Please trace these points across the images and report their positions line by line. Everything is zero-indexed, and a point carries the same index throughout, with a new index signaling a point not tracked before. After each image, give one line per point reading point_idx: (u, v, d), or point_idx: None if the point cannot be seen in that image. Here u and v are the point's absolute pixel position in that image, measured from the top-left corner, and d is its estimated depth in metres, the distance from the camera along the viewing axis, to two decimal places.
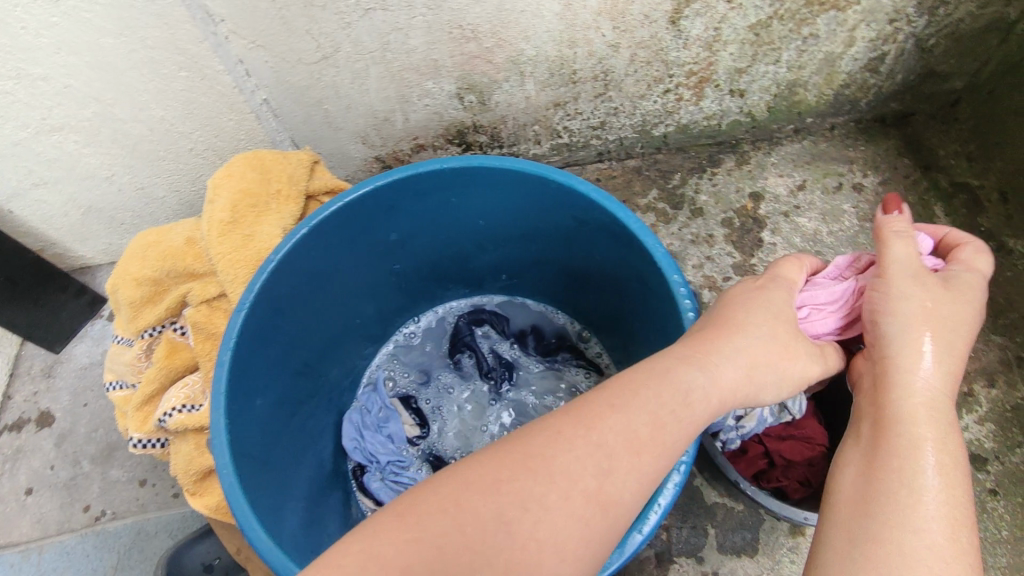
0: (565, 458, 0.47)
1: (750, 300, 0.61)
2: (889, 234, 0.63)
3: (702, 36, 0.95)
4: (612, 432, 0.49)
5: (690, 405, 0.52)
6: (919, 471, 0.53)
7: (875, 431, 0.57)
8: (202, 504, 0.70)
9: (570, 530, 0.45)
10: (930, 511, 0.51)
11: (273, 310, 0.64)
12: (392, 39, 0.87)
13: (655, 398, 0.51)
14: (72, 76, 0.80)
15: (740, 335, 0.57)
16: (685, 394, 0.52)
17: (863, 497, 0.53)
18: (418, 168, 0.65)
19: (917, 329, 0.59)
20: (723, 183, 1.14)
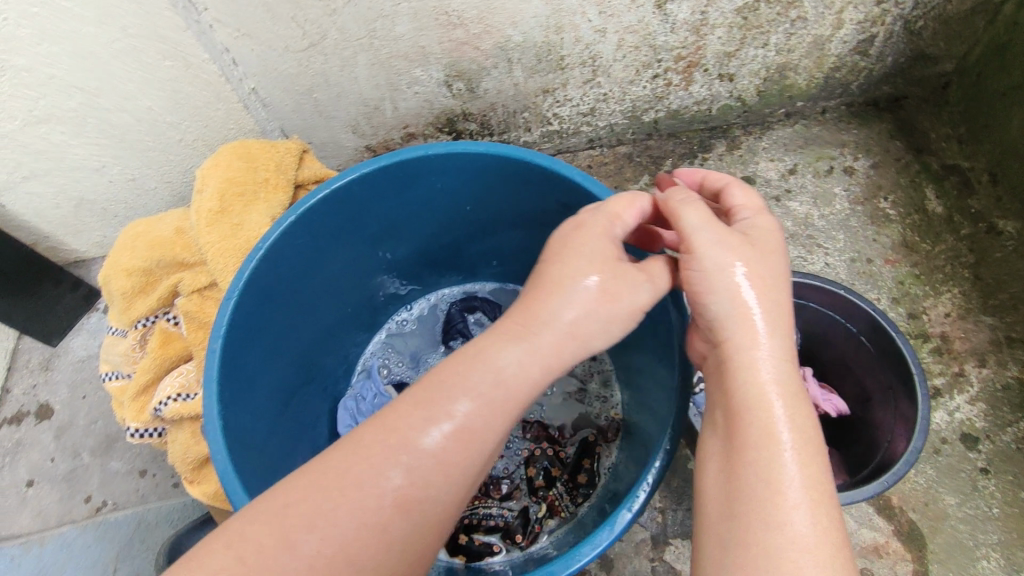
0: (396, 448, 0.49)
1: (575, 239, 0.57)
2: (676, 205, 0.58)
3: (689, 20, 0.94)
4: (457, 419, 0.51)
5: (508, 378, 0.52)
6: (781, 462, 0.50)
7: (727, 419, 0.54)
8: (200, 491, 0.72)
9: (398, 526, 0.48)
10: (793, 501, 0.48)
11: (263, 296, 0.65)
12: (378, 26, 0.86)
13: (471, 379, 0.52)
14: (53, 65, 0.78)
15: (557, 301, 0.54)
16: (491, 365, 0.53)
17: (727, 499, 0.51)
18: (404, 155, 0.65)
19: (742, 300, 0.55)
20: (714, 168, 1.15)
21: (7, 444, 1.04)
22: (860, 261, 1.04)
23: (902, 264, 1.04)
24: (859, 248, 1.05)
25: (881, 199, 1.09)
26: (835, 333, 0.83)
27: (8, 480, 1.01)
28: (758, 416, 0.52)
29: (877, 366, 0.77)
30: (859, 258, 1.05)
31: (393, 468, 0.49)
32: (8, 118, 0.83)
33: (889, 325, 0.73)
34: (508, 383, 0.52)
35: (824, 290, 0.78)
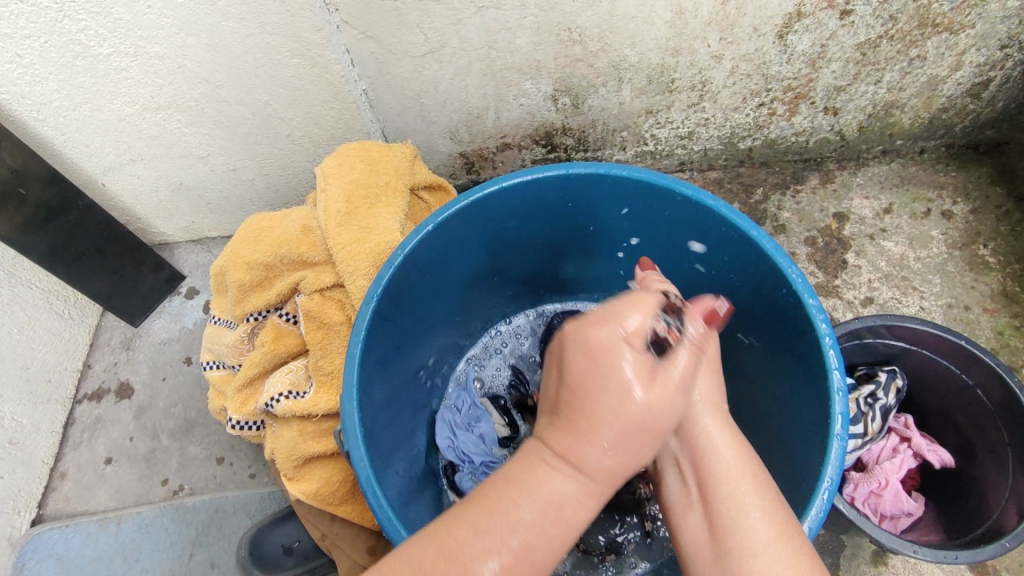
0: (482, 545, 0.45)
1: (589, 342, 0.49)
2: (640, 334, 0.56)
3: (807, 52, 0.94)
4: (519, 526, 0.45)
5: (563, 513, 0.46)
6: (739, 492, 0.52)
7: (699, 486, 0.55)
8: (300, 489, 0.73)
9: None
10: (750, 505, 0.51)
11: (397, 296, 0.69)
12: (499, 38, 0.86)
13: (526, 504, 0.46)
14: (186, 57, 0.80)
15: (599, 436, 0.46)
16: (553, 497, 0.46)
17: (709, 544, 0.51)
18: (545, 173, 0.71)
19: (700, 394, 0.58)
20: (807, 201, 1.11)
21: (86, 418, 1.06)
22: (956, 307, 1.02)
23: (1001, 314, 1.01)
24: (955, 294, 1.03)
25: (979, 246, 1.06)
26: (943, 383, 0.82)
27: (88, 454, 1.03)
28: (714, 470, 0.54)
29: (995, 423, 0.76)
30: (955, 304, 1.02)
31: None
32: (131, 103, 0.85)
33: (1014, 383, 0.72)
34: (569, 519, 0.46)
35: (942, 338, 0.77)
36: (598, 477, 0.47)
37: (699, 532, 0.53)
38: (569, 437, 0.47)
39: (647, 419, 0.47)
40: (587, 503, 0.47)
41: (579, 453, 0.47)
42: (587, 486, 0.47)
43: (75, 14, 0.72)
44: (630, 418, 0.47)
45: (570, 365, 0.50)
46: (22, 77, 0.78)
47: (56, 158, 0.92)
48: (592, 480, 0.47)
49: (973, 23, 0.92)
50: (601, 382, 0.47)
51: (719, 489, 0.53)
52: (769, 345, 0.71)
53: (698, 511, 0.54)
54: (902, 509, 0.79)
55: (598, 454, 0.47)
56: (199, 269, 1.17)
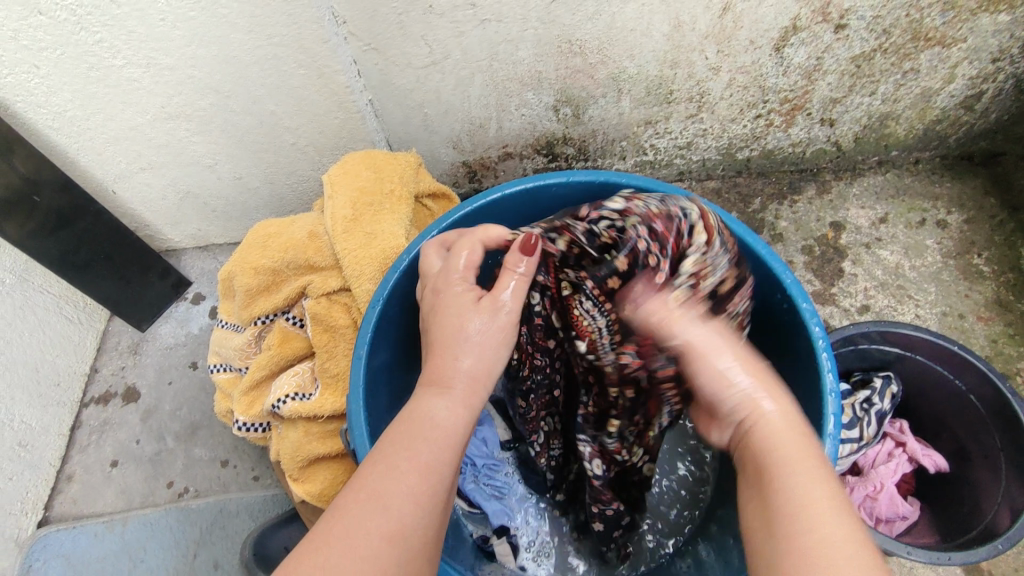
0: (388, 487, 0.46)
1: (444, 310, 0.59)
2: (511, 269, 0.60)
3: (803, 64, 0.96)
4: (413, 463, 0.48)
5: (437, 421, 0.52)
6: (803, 479, 0.45)
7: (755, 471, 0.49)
8: (304, 490, 0.74)
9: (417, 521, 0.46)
10: (822, 475, 0.46)
11: (401, 300, 0.71)
12: (502, 50, 0.88)
13: (415, 437, 0.50)
14: (198, 67, 0.82)
15: (455, 353, 0.56)
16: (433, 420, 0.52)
17: (771, 530, 0.44)
18: (546, 181, 0.73)
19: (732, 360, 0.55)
20: (804, 210, 1.13)
21: (93, 422, 1.07)
22: (951, 315, 1.03)
23: (995, 322, 1.03)
24: (950, 302, 1.04)
25: (974, 255, 1.08)
26: (936, 389, 0.83)
27: (94, 456, 1.04)
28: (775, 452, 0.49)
29: (989, 429, 0.78)
30: (950, 312, 1.04)
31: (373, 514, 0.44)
32: (143, 112, 0.88)
33: (1006, 389, 0.74)
34: (445, 428, 0.51)
35: (936, 345, 0.78)
36: (459, 384, 0.55)
37: (758, 521, 0.46)
38: (431, 364, 0.56)
39: (489, 344, 0.57)
40: (460, 414, 0.53)
41: (442, 374, 0.55)
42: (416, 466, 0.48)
43: (92, 26, 0.75)
44: (457, 358, 0.56)
45: (437, 312, 0.60)
46: (39, 87, 0.80)
47: (68, 165, 0.94)
48: (455, 394, 0.54)
49: (965, 37, 0.94)
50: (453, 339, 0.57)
51: (781, 472, 0.47)
52: (765, 349, 0.72)
53: (759, 491, 0.47)
54: (897, 512, 0.80)
55: (459, 363, 0.56)
56: (205, 275, 1.18)
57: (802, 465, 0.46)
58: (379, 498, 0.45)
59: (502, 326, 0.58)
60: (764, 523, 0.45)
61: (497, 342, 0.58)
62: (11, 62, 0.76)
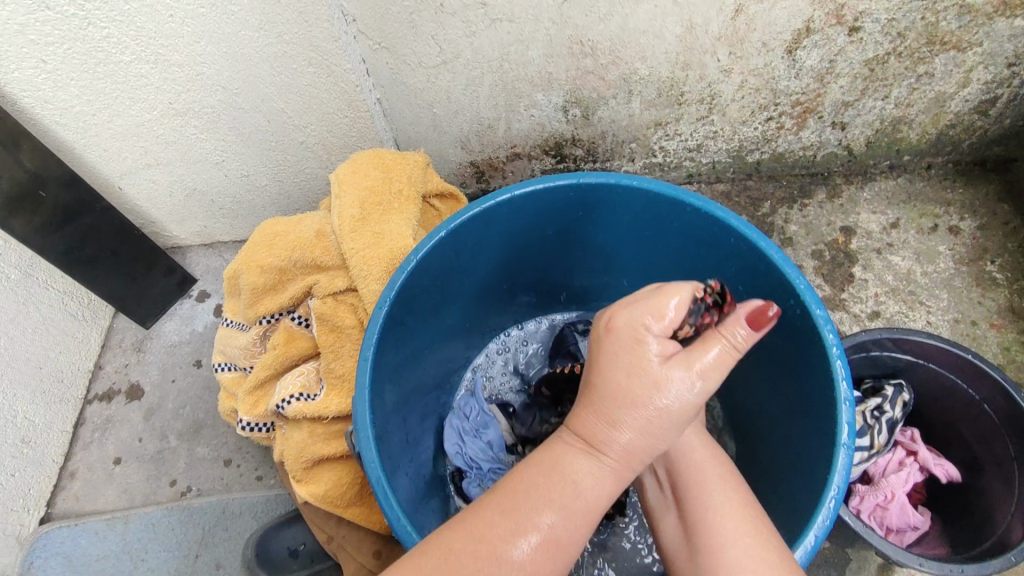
0: (500, 551, 0.46)
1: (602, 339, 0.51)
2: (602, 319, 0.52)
3: (816, 67, 0.95)
4: (537, 527, 0.47)
5: (587, 494, 0.48)
6: (722, 534, 0.54)
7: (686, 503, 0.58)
8: (308, 491, 0.73)
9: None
10: (734, 536, 0.53)
11: (409, 301, 0.70)
12: (512, 50, 0.88)
13: (552, 498, 0.48)
14: (206, 64, 0.82)
15: (619, 421, 0.48)
16: (567, 471, 0.49)
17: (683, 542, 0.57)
18: (556, 181, 0.72)
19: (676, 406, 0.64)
20: (814, 215, 1.12)
21: (97, 419, 1.07)
22: (963, 322, 1.02)
23: (1008, 330, 1.01)
24: (962, 309, 1.03)
25: (986, 262, 1.07)
26: (949, 398, 0.82)
27: (97, 454, 1.04)
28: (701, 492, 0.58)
29: (1002, 439, 0.76)
30: (962, 319, 1.03)
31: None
32: (151, 108, 0.87)
33: (1021, 398, 0.73)
34: (590, 499, 0.48)
35: (950, 353, 0.77)
36: (614, 451, 0.48)
37: (674, 533, 0.59)
38: (590, 417, 0.49)
39: (663, 413, 0.47)
40: (609, 485, 0.48)
41: (598, 436, 0.49)
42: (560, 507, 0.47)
43: (100, 22, 0.74)
44: (626, 418, 0.47)
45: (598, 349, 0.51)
46: (46, 83, 0.80)
47: (74, 161, 0.93)
48: (610, 463, 0.48)
49: (981, 41, 0.93)
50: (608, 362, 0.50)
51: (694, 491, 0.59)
52: (777, 356, 0.71)
53: (700, 531, 0.55)
54: (908, 522, 0.79)
55: (619, 430, 0.48)
56: (210, 273, 1.18)
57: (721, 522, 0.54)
58: (490, 573, 0.45)
59: (682, 410, 0.47)
60: (681, 546, 0.57)
61: (682, 404, 0.47)
62: (18, 58, 0.75)
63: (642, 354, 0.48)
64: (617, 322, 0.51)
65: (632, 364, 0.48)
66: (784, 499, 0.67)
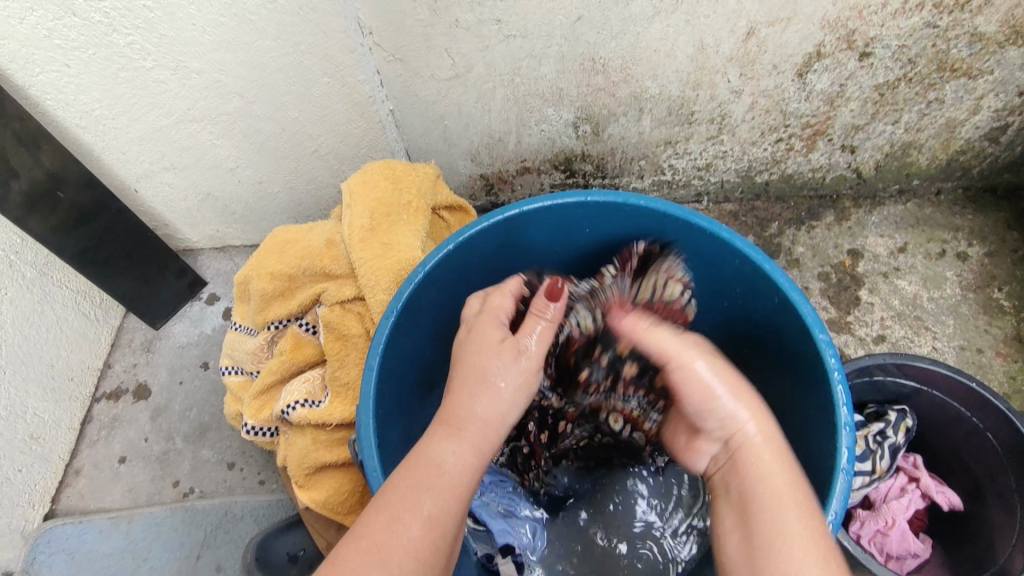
0: (390, 541, 0.49)
1: (486, 342, 0.63)
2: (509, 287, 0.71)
3: (826, 90, 0.96)
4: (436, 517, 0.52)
5: (451, 470, 0.54)
6: (783, 522, 0.51)
7: (739, 496, 0.55)
8: (309, 497, 0.74)
9: (436, 544, 0.51)
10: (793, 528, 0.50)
11: (415, 312, 0.71)
12: (524, 66, 0.89)
13: (423, 478, 0.53)
14: (224, 72, 0.83)
15: (485, 396, 0.59)
16: (438, 462, 0.54)
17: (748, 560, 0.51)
18: (564, 198, 0.73)
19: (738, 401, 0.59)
20: (821, 237, 1.12)
21: (103, 417, 1.08)
22: (969, 349, 1.02)
23: (1014, 358, 1.01)
24: (968, 337, 1.03)
25: (994, 289, 1.06)
26: (953, 425, 0.81)
27: (103, 452, 1.05)
28: (758, 497, 0.53)
29: (1005, 468, 0.76)
30: (968, 346, 1.02)
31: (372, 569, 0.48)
32: (168, 113, 0.89)
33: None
34: (456, 476, 0.54)
35: (954, 380, 0.77)
36: (472, 428, 0.57)
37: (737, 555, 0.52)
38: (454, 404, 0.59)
39: (506, 398, 0.59)
40: (468, 459, 0.55)
41: (463, 407, 0.58)
42: (468, 446, 0.56)
43: (124, 29, 0.76)
44: (477, 400, 0.58)
45: (466, 347, 0.64)
46: (68, 86, 0.82)
47: (92, 163, 0.95)
48: (463, 437, 0.56)
49: (991, 69, 0.93)
50: (477, 363, 0.61)
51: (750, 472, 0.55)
52: (779, 380, 0.72)
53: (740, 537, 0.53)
54: (907, 549, 0.79)
55: (482, 400, 0.58)
56: (221, 276, 1.19)
57: (779, 506, 0.52)
58: (378, 559, 0.49)
59: (523, 373, 0.61)
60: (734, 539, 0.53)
61: (525, 389, 0.61)
62: (43, 60, 0.78)
63: (500, 352, 0.62)
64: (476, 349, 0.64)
65: (484, 362, 0.61)
66: None
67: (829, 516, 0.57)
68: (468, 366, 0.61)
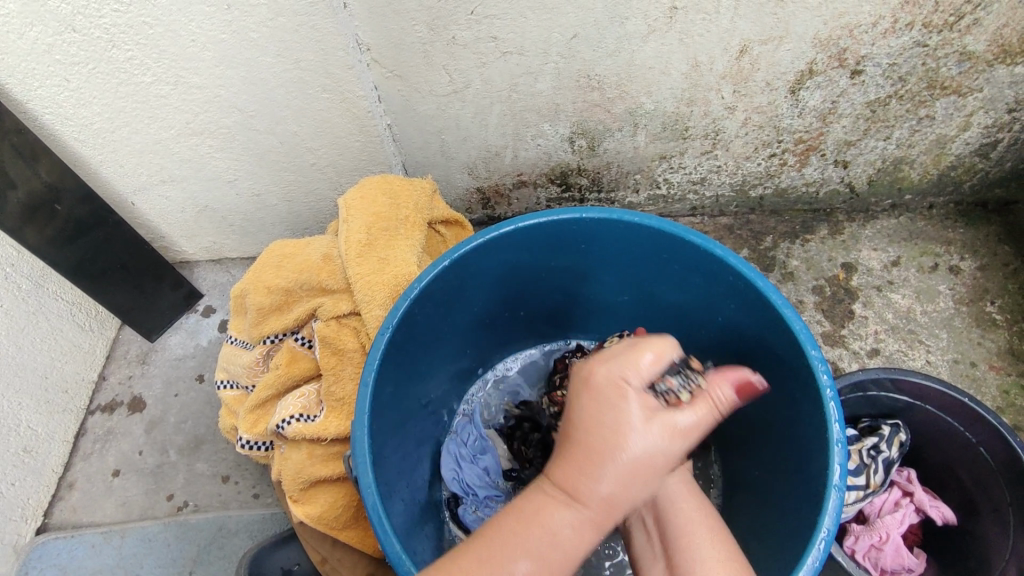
0: None
1: (596, 393, 0.52)
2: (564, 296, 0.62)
3: (819, 107, 0.97)
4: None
5: (564, 544, 0.48)
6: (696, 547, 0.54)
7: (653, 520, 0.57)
8: (304, 512, 0.74)
9: None
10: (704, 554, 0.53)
11: (411, 328, 0.72)
12: (521, 81, 0.90)
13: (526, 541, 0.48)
14: (223, 87, 0.84)
15: (599, 471, 0.48)
16: (556, 531, 0.48)
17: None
18: (559, 215, 0.73)
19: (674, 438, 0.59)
20: (815, 250, 1.13)
21: (97, 430, 1.07)
22: (963, 362, 1.03)
23: (1007, 372, 1.02)
24: (961, 350, 1.04)
25: (987, 303, 1.07)
26: (947, 440, 0.82)
27: (96, 466, 1.05)
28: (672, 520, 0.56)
29: (999, 483, 0.76)
30: (961, 359, 1.03)
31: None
32: (167, 127, 0.89)
33: (1016, 443, 0.73)
34: (563, 547, 0.48)
35: (946, 394, 0.78)
36: (596, 505, 0.48)
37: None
38: (566, 470, 0.50)
39: (611, 488, 0.48)
40: (587, 535, 0.48)
41: (578, 483, 0.49)
42: (591, 523, 0.48)
43: (123, 45, 0.77)
44: (596, 476, 0.48)
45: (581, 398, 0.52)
46: (68, 101, 0.82)
47: (90, 176, 0.96)
48: (587, 509, 0.48)
49: (981, 87, 0.95)
50: (598, 420, 0.50)
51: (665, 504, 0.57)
52: (772, 395, 0.72)
53: (663, 550, 0.55)
54: (900, 564, 0.79)
55: (599, 479, 0.48)
56: (217, 288, 1.19)
57: (688, 536, 0.55)
58: None
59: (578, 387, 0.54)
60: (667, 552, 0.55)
61: (666, 464, 0.49)
62: (43, 76, 0.78)
63: (620, 407, 0.50)
64: (596, 377, 0.53)
65: (613, 423, 0.50)
66: (777, 537, 0.67)
67: (822, 534, 0.57)
68: (595, 438, 0.50)
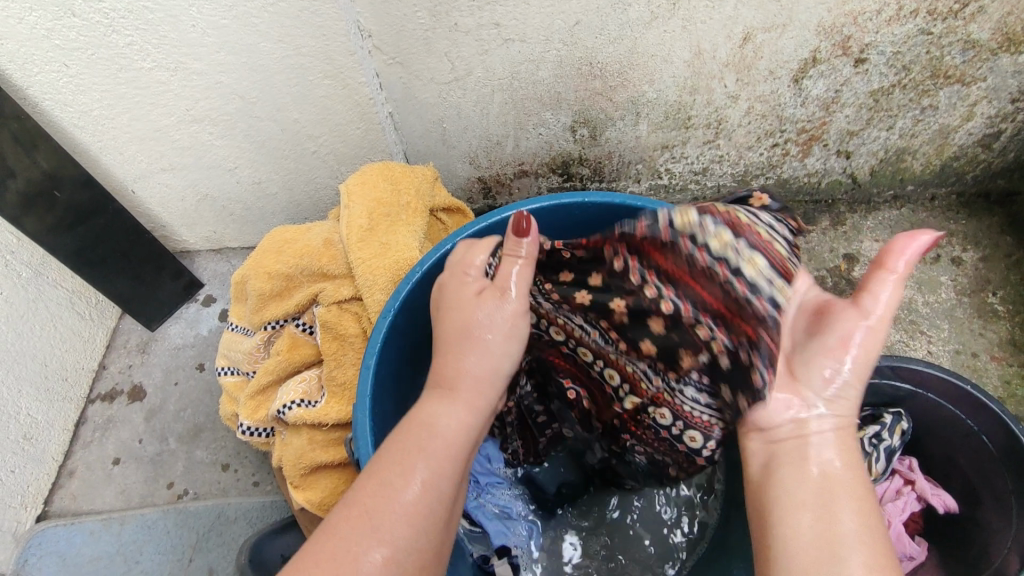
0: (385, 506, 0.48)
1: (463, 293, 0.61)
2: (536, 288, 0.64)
3: (822, 96, 0.96)
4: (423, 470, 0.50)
5: (443, 431, 0.53)
6: (835, 516, 0.49)
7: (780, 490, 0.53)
8: (305, 497, 0.74)
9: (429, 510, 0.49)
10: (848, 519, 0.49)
11: (413, 311, 0.72)
12: (523, 69, 0.89)
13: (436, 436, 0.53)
14: (224, 73, 0.84)
15: (468, 352, 0.58)
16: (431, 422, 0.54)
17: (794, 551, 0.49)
18: (562, 199, 0.73)
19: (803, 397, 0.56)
20: (817, 241, 1.13)
21: (97, 419, 1.07)
22: (964, 353, 1.02)
23: (1009, 362, 1.02)
24: (963, 341, 1.03)
25: (989, 294, 1.07)
26: (948, 428, 0.82)
27: (96, 454, 1.04)
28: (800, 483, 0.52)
29: (999, 470, 0.76)
30: (963, 350, 1.03)
31: (412, 475, 0.50)
32: (168, 114, 0.89)
33: (1017, 429, 0.72)
34: (455, 437, 0.54)
35: (946, 381, 0.77)
36: (464, 387, 0.57)
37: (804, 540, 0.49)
38: (445, 359, 0.58)
39: (494, 352, 0.59)
40: (466, 421, 0.55)
41: (453, 374, 0.57)
42: (466, 409, 0.56)
43: (124, 30, 0.76)
44: (467, 358, 0.58)
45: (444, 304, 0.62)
46: (68, 86, 0.82)
47: (90, 163, 0.95)
48: (461, 395, 0.56)
49: (984, 76, 0.94)
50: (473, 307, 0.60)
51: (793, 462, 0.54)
52: None
53: (811, 511, 0.50)
54: (900, 551, 0.80)
55: (467, 363, 0.57)
56: (217, 278, 1.19)
57: (835, 497, 0.50)
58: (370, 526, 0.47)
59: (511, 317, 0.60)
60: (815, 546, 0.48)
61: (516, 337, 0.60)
62: (42, 60, 0.78)
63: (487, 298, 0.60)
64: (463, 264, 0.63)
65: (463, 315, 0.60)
66: None
67: None
68: (448, 325, 0.60)
